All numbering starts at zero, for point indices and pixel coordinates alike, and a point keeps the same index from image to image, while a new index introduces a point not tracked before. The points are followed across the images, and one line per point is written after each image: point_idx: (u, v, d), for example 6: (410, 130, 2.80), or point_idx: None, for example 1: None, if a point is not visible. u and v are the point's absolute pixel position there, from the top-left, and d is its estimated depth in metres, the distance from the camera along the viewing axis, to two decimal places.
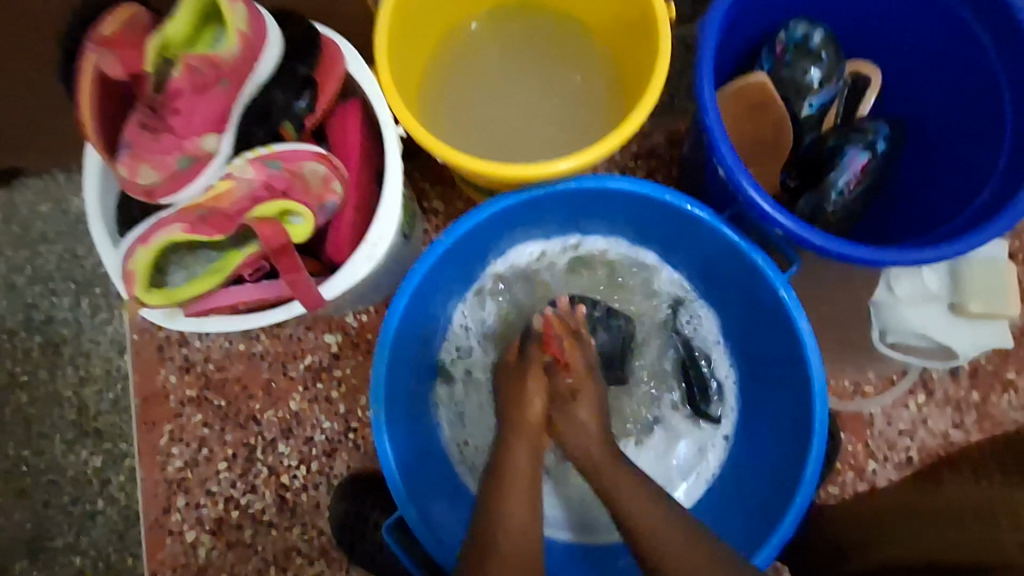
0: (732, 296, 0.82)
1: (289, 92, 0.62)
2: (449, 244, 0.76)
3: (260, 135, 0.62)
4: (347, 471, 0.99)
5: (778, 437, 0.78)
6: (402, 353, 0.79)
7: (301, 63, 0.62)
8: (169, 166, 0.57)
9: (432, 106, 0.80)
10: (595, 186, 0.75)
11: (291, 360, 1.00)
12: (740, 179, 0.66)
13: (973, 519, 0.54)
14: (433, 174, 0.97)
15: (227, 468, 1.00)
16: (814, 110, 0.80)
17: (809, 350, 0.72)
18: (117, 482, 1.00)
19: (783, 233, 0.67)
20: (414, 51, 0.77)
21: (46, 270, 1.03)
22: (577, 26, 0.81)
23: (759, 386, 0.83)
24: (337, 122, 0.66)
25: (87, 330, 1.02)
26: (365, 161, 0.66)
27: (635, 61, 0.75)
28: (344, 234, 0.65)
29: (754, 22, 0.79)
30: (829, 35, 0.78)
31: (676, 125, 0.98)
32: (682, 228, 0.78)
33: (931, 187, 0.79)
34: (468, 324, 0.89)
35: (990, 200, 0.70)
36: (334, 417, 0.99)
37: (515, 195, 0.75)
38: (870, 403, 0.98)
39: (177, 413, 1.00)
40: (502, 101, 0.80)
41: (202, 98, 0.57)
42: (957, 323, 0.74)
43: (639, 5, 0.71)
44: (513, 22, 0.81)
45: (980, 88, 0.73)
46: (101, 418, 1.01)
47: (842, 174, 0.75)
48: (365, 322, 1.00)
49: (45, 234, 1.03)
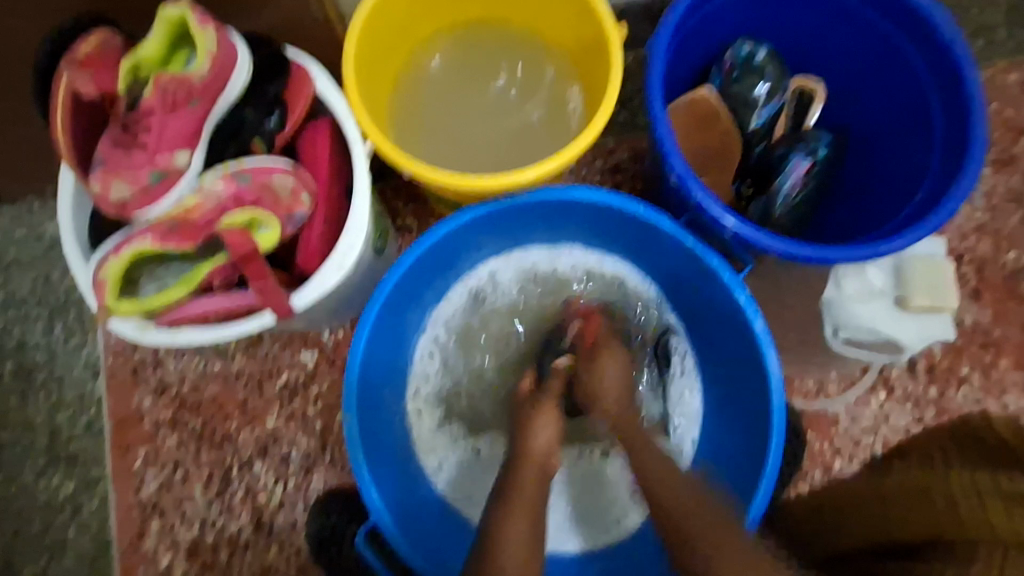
0: (694, 302, 0.86)
1: (259, 110, 0.65)
2: (418, 255, 0.78)
3: (231, 151, 0.65)
4: (324, 487, 0.98)
5: (743, 436, 0.81)
6: (375, 363, 0.80)
7: (270, 85, 0.66)
8: (141, 181, 0.59)
9: (400, 124, 0.84)
10: (558, 197, 0.78)
11: (267, 378, 1.01)
12: (690, 185, 0.70)
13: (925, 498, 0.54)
14: (406, 194, 1.00)
15: (202, 490, 0.99)
16: (763, 123, 0.85)
17: (765, 349, 0.75)
18: (89, 508, 0.99)
19: (733, 234, 0.71)
20: (381, 74, 0.81)
21: (19, 295, 1.03)
22: (534, 42, 0.85)
23: (724, 388, 0.86)
24: (307, 140, 0.69)
25: (60, 355, 1.02)
26: (336, 177, 0.69)
27: (591, 77, 0.80)
28: (313, 244, 0.67)
29: (701, 43, 0.84)
30: (772, 52, 0.84)
31: (637, 141, 1.03)
32: (644, 236, 0.82)
33: (875, 189, 0.84)
34: (444, 337, 0.92)
35: (925, 201, 0.75)
36: (311, 434, 1.00)
37: (480, 208, 0.78)
38: (834, 403, 1.01)
39: (151, 435, 1.00)
40: (467, 120, 0.84)
41: (174, 116, 0.59)
42: (902, 317, 0.78)
43: (594, 27, 0.76)
44: (475, 45, 0.86)
45: (910, 94, 0.79)
46: (73, 443, 1.00)
47: (787, 179, 0.79)
48: (340, 338, 1.01)
49: (18, 259, 1.03)
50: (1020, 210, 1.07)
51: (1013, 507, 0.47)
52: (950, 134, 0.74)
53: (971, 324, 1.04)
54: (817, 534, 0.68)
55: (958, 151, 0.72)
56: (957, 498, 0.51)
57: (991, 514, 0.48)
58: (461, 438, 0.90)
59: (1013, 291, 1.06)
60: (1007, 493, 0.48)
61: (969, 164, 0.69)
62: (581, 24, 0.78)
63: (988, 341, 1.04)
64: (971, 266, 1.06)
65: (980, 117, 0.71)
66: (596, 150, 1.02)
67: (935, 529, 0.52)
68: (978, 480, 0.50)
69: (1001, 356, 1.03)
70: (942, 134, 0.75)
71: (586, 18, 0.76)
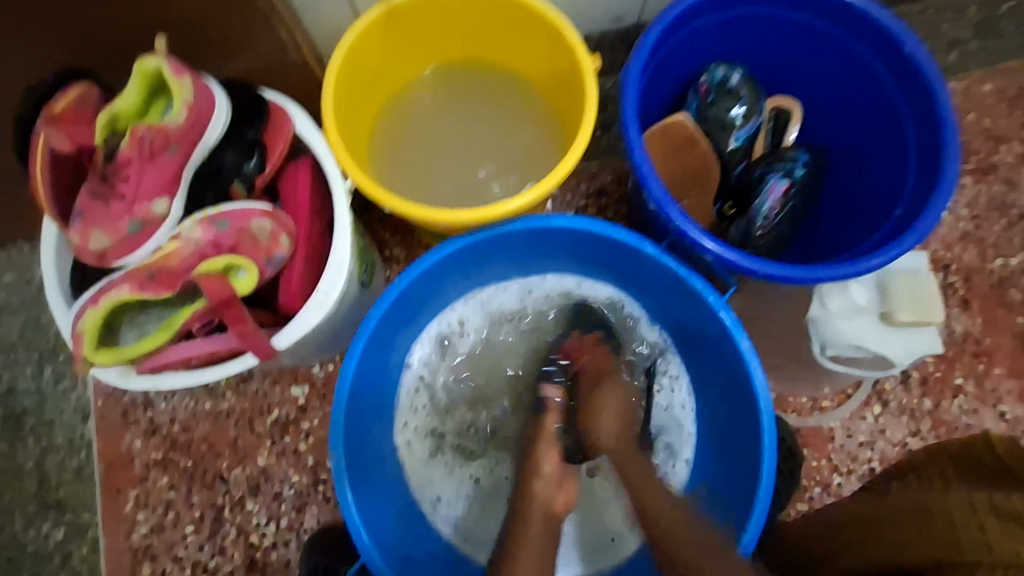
0: (679, 321, 0.85)
1: (239, 152, 0.66)
2: (402, 288, 0.78)
3: (211, 197, 0.65)
4: (317, 525, 0.97)
5: (736, 457, 0.81)
6: (362, 398, 0.80)
7: (250, 128, 0.66)
8: (120, 231, 0.60)
9: (384, 160, 0.85)
10: (539, 226, 0.79)
11: (258, 415, 1.00)
12: (668, 211, 0.71)
13: (920, 519, 0.53)
14: (393, 226, 1.01)
15: (194, 531, 0.98)
16: (741, 143, 0.86)
17: (752, 369, 0.75)
18: (79, 555, 0.97)
19: (713, 257, 0.72)
20: (362, 112, 0.82)
21: (9, 340, 1.03)
22: (512, 75, 0.87)
23: (714, 410, 0.86)
24: (289, 179, 0.70)
25: (50, 400, 1.01)
26: (316, 217, 0.70)
27: (568, 107, 0.81)
28: (295, 283, 0.67)
29: (676, 70, 0.85)
30: (747, 75, 0.85)
31: (620, 165, 1.04)
32: (626, 260, 0.82)
33: (854, 207, 0.85)
34: (432, 372, 0.92)
35: (904, 216, 0.75)
36: (303, 470, 0.99)
37: (461, 239, 0.78)
38: (828, 418, 1.01)
39: (142, 478, 0.99)
40: (449, 154, 0.86)
41: (152, 165, 0.60)
42: (889, 332, 0.77)
43: (568, 59, 0.77)
44: (455, 80, 0.88)
45: (884, 112, 0.80)
46: (64, 488, 0.99)
47: (765, 201, 0.80)
48: (331, 371, 1.01)
49: (8, 304, 1.03)
50: (1003, 218, 1.09)
51: (1007, 526, 0.46)
52: (925, 149, 0.75)
53: (961, 334, 1.05)
54: (813, 562, 0.66)
55: (933, 164, 0.73)
56: (956, 519, 0.50)
57: (987, 533, 0.47)
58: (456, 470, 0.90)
59: (1002, 299, 1.06)
60: (1003, 511, 0.47)
61: (945, 178, 0.70)
62: (556, 57, 0.79)
63: (980, 350, 1.04)
64: (959, 276, 1.07)
65: (952, 130, 0.71)
66: (580, 176, 1.03)
67: (932, 551, 0.50)
68: (975, 501, 0.50)
69: (994, 365, 1.04)
70: (918, 148, 0.76)
71: (561, 52, 0.78)
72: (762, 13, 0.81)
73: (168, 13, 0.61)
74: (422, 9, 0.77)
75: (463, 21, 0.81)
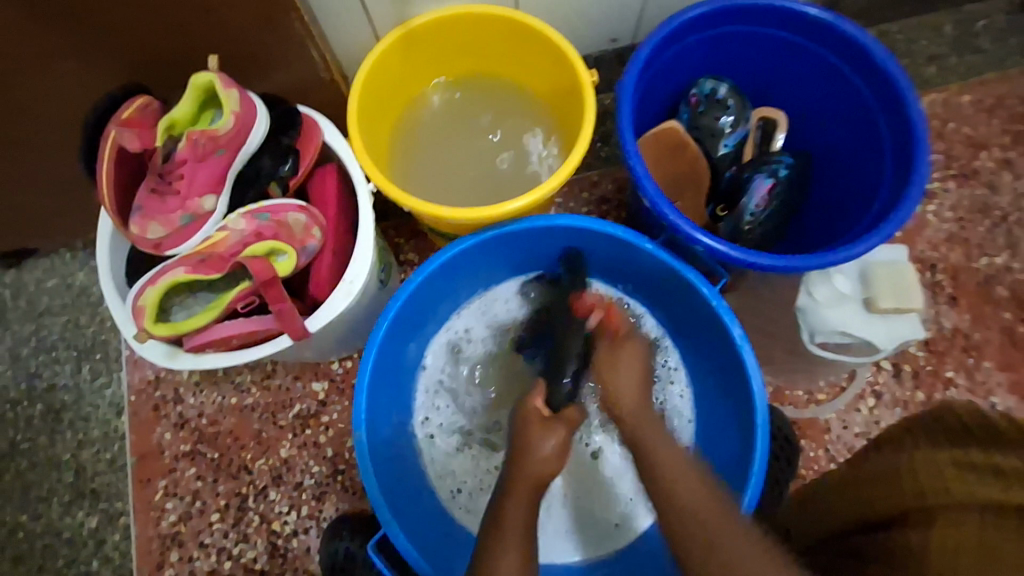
0: (677, 314, 0.91)
1: (274, 159, 0.74)
2: (420, 283, 0.85)
3: (251, 195, 0.74)
4: (336, 512, 1.03)
5: (733, 443, 0.85)
6: (382, 385, 0.86)
7: (284, 136, 0.75)
8: (174, 222, 0.68)
9: (400, 169, 0.93)
10: (543, 225, 0.85)
11: (280, 409, 1.06)
12: (662, 207, 0.77)
13: (891, 483, 0.55)
14: (407, 232, 1.09)
15: (219, 519, 1.03)
16: (729, 149, 0.93)
17: (744, 354, 0.80)
18: (111, 542, 1.03)
19: (704, 248, 0.78)
20: (382, 125, 0.91)
21: (50, 340, 1.10)
22: (518, 91, 0.95)
23: (711, 397, 0.91)
24: (317, 182, 0.77)
25: (87, 395, 1.08)
26: (342, 216, 0.77)
27: (569, 117, 0.89)
28: (324, 273, 0.74)
29: (669, 85, 0.93)
30: (734, 87, 0.92)
31: (619, 174, 1.11)
32: (625, 256, 0.89)
33: (836, 207, 0.92)
34: (445, 368, 0.98)
35: (882, 210, 0.81)
36: (322, 460, 1.05)
37: (472, 238, 0.85)
38: (824, 410, 1.05)
39: (171, 468, 1.05)
40: (461, 163, 0.94)
41: (203, 165, 0.68)
42: (872, 319, 0.83)
43: (570, 74, 0.85)
44: (466, 95, 0.96)
45: (860, 118, 0.87)
46: (98, 479, 1.05)
47: (751, 199, 0.87)
48: (349, 367, 1.07)
49: (50, 307, 1.11)
50: (987, 219, 1.14)
51: (966, 477, 0.50)
52: (898, 149, 0.81)
53: (950, 328, 1.09)
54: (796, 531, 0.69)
55: (906, 163, 0.79)
56: (923, 479, 0.52)
57: (947, 483, 0.50)
58: (469, 457, 0.96)
59: (988, 296, 1.11)
60: (964, 463, 0.51)
61: (917, 175, 0.76)
62: (558, 72, 0.87)
63: (969, 344, 1.09)
64: (946, 274, 1.12)
65: (922, 131, 0.78)
66: (582, 184, 1.11)
67: (899, 502, 0.53)
68: (935, 458, 0.53)
69: (984, 359, 1.08)
70: (893, 149, 0.82)
71: (562, 67, 0.86)
72: (746, 32, 0.88)
73: (214, 33, 0.69)
74: (436, 31, 0.86)
75: (473, 41, 0.89)
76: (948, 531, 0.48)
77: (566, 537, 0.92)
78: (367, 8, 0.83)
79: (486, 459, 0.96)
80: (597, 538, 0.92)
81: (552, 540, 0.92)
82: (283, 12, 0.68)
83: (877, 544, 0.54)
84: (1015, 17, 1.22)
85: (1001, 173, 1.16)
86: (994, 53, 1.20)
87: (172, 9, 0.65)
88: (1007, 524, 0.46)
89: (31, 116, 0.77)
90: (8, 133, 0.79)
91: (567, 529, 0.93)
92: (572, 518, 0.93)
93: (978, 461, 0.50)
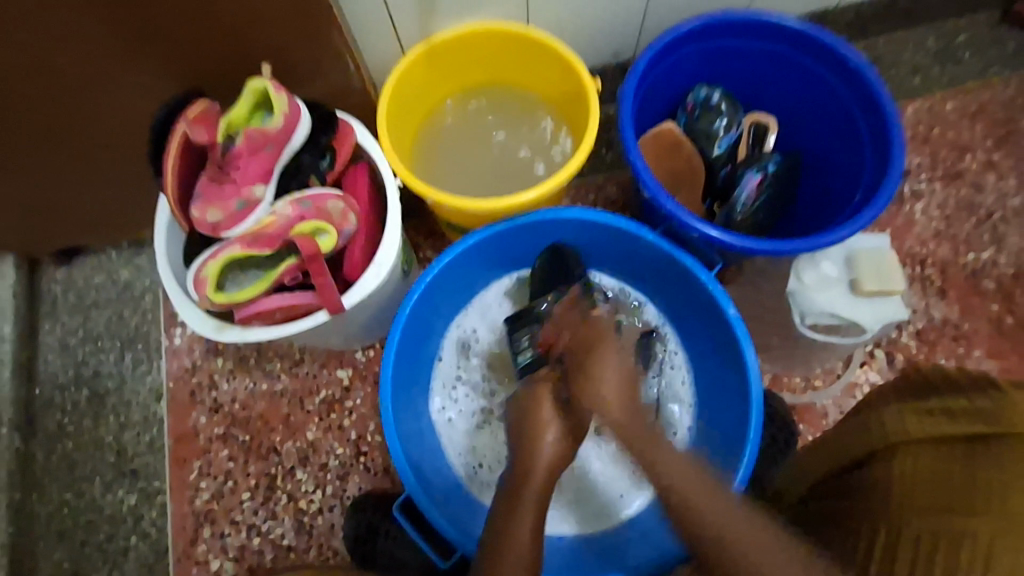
0: (675, 299, 0.99)
1: (314, 155, 0.84)
2: (439, 270, 0.93)
3: (294, 186, 0.83)
4: (359, 491, 1.09)
5: (730, 416, 0.92)
6: (404, 364, 0.94)
7: (323, 135, 0.84)
8: (229, 207, 0.78)
9: (423, 171, 1.03)
10: (552, 217, 0.93)
11: (307, 395, 1.14)
12: (660, 198, 0.85)
13: (864, 433, 0.60)
14: (426, 231, 1.18)
15: (249, 497, 1.10)
16: (724, 150, 1.01)
17: (739, 334, 0.87)
18: (149, 518, 1.10)
19: (699, 235, 0.85)
20: (406, 132, 1.00)
21: (96, 331, 1.18)
22: (529, 99, 1.05)
23: (709, 376, 0.99)
24: (349, 178, 0.86)
25: (129, 381, 1.16)
26: (372, 208, 0.86)
27: (575, 122, 0.99)
28: (356, 255, 0.82)
29: (666, 93, 1.02)
30: (726, 93, 1.01)
31: (624, 177, 1.20)
32: (626, 245, 0.96)
33: (824, 201, 1.00)
34: (458, 356, 1.06)
35: (863, 201, 0.89)
36: (346, 443, 1.11)
37: (488, 229, 0.93)
38: (820, 396, 1.11)
39: (205, 450, 1.12)
40: (477, 165, 1.04)
41: (255, 158, 0.78)
42: (857, 301, 0.90)
43: (575, 84, 0.94)
44: (482, 105, 1.06)
45: (842, 119, 0.96)
46: (137, 459, 1.13)
47: (742, 191, 0.94)
48: (372, 356, 1.15)
49: (97, 300, 1.20)
50: (972, 217, 1.21)
51: (923, 417, 0.55)
52: (876, 145, 0.89)
53: (940, 319, 1.15)
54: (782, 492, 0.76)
55: (883, 158, 0.87)
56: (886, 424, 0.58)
57: (906, 424, 0.56)
58: (482, 435, 1.03)
59: (976, 288, 1.17)
60: (919, 408, 0.56)
61: (893, 167, 0.84)
62: (565, 80, 0.96)
63: (958, 334, 1.14)
64: (935, 268, 1.18)
65: (898, 129, 0.86)
66: (589, 186, 1.19)
67: (868, 445, 0.59)
68: (898, 406, 0.58)
69: (972, 348, 1.14)
70: (872, 145, 0.90)
71: (569, 77, 0.95)
72: (735, 45, 0.97)
73: (265, 43, 0.79)
74: (454, 47, 0.95)
75: (486, 55, 0.98)
76: (907, 460, 0.55)
77: (575, 511, 0.98)
78: (394, 25, 0.92)
79: (500, 437, 1.02)
80: (605, 511, 0.98)
81: (561, 516, 0.98)
82: (325, 24, 0.78)
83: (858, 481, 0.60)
84: (995, 31, 1.30)
85: (986, 174, 1.23)
86: (975, 64, 1.29)
87: (232, 21, 0.75)
88: (956, 451, 0.52)
89: (99, 117, 0.87)
90: (76, 134, 0.89)
91: (576, 503, 0.99)
92: (580, 494, 0.99)
93: (936, 403, 0.55)
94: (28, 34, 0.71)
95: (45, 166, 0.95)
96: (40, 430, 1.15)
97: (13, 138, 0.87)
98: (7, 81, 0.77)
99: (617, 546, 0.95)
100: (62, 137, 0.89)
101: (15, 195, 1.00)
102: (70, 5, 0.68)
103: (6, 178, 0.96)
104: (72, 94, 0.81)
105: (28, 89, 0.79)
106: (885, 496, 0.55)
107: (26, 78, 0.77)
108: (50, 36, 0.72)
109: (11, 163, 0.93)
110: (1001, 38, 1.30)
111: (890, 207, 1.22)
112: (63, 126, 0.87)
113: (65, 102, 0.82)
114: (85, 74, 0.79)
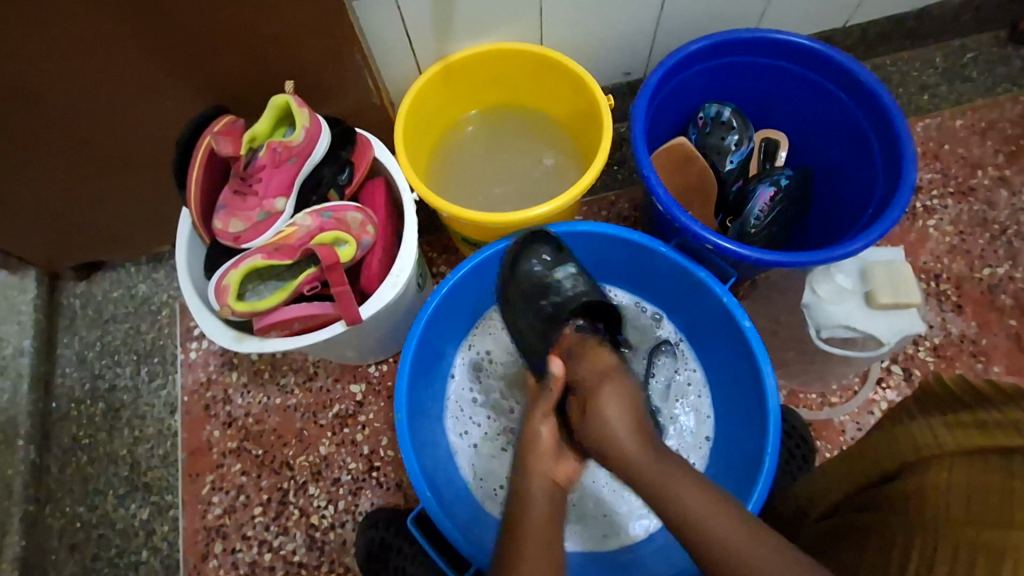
0: (691, 311, 0.99)
1: (333, 170, 0.86)
2: (455, 282, 0.93)
3: (314, 200, 0.86)
4: (371, 506, 1.08)
5: (747, 430, 0.91)
6: (418, 378, 0.94)
7: (342, 150, 0.86)
8: (253, 218, 0.82)
9: (438, 187, 1.05)
10: (567, 230, 0.94)
11: (321, 409, 1.14)
12: (674, 211, 0.85)
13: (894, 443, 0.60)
14: (440, 246, 1.19)
15: (261, 512, 1.09)
16: (735, 165, 1.03)
17: (758, 348, 0.86)
18: (161, 532, 1.10)
19: (713, 246, 0.85)
20: (421, 148, 1.02)
21: (113, 344, 1.20)
22: (541, 114, 1.07)
23: (725, 391, 0.98)
24: (368, 192, 0.89)
25: (144, 395, 1.17)
26: (390, 220, 0.87)
27: (587, 136, 1.01)
28: (374, 267, 0.84)
29: (677, 111, 1.04)
30: (737, 110, 1.02)
31: (634, 193, 1.21)
32: (641, 258, 0.97)
33: (836, 214, 1.02)
34: (471, 377, 1.06)
35: (874, 214, 0.90)
36: (359, 457, 1.11)
37: (503, 241, 0.94)
38: (837, 412, 1.09)
39: (219, 463, 1.12)
40: (491, 180, 1.06)
41: (278, 170, 0.81)
42: (873, 313, 0.89)
43: (588, 100, 0.96)
44: (494, 120, 1.08)
45: (852, 133, 0.97)
46: (151, 472, 1.13)
47: (754, 203, 0.96)
48: (385, 370, 1.15)
49: (115, 315, 1.21)
50: (986, 232, 1.20)
51: (955, 431, 0.54)
52: (887, 158, 0.90)
53: (958, 334, 1.14)
54: (803, 509, 0.74)
55: (895, 172, 0.88)
56: (919, 441, 0.57)
57: (936, 436, 0.56)
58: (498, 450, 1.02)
59: (992, 304, 1.16)
60: (955, 423, 0.55)
61: (905, 180, 0.84)
62: (578, 97, 0.98)
63: (977, 349, 1.13)
64: (950, 284, 1.18)
65: (909, 142, 0.87)
66: (601, 203, 1.21)
67: (901, 459, 0.59)
68: (932, 421, 0.57)
69: (992, 362, 1.12)
70: (883, 159, 0.91)
71: (581, 93, 0.97)
72: (745, 63, 0.99)
73: (289, 62, 0.82)
74: (468, 65, 0.97)
75: (499, 71, 1.00)
76: (939, 475, 0.54)
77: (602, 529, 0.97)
78: (412, 45, 0.95)
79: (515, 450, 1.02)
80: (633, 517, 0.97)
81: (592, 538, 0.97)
82: (346, 43, 0.81)
83: (891, 494, 0.58)
84: (1002, 50, 1.31)
85: (998, 190, 1.23)
86: (983, 81, 1.30)
87: (258, 42, 0.78)
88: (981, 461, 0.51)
89: (126, 135, 0.90)
90: (104, 150, 0.92)
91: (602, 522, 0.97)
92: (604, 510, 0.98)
93: (966, 416, 0.54)
94: (64, 55, 0.73)
95: (71, 183, 0.98)
96: (56, 442, 1.16)
97: (43, 155, 0.90)
98: (43, 102, 0.80)
99: (639, 559, 0.94)
100: (90, 154, 0.92)
101: (40, 211, 1.02)
102: (107, 27, 0.71)
103: (32, 195, 0.98)
104: (103, 113, 0.84)
105: (61, 109, 0.82)
106: (910, 509, 0.55)
107: (61, 98, 0.80)
108: (86, 58, 0.74)
109: (37, 181, 0.95)
110: (1008, 56, 1.31)
111: (902, 223, 1.22)
112: (92, 144, 0.90)
113: (95, 119, 0.85)
114: (116, 94, 0.82)
